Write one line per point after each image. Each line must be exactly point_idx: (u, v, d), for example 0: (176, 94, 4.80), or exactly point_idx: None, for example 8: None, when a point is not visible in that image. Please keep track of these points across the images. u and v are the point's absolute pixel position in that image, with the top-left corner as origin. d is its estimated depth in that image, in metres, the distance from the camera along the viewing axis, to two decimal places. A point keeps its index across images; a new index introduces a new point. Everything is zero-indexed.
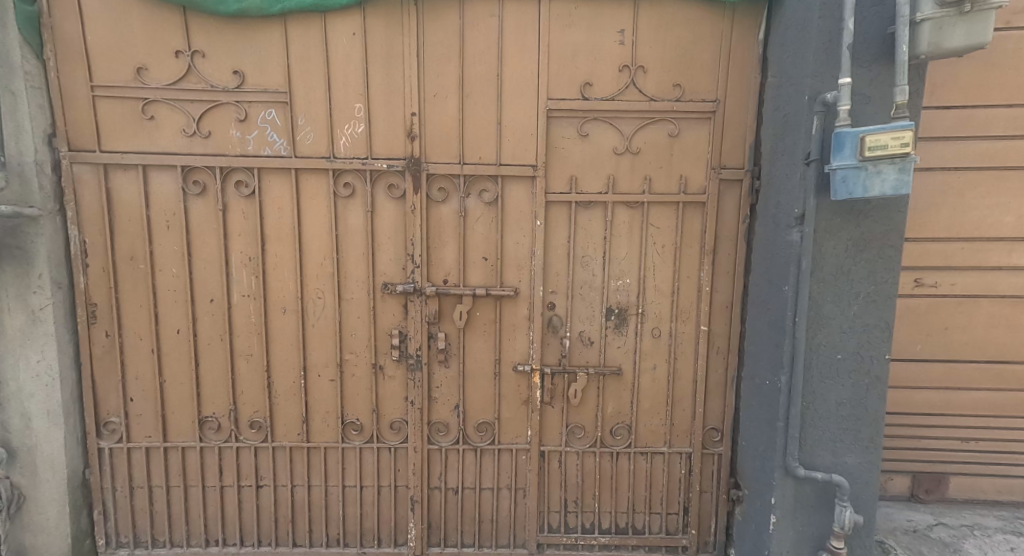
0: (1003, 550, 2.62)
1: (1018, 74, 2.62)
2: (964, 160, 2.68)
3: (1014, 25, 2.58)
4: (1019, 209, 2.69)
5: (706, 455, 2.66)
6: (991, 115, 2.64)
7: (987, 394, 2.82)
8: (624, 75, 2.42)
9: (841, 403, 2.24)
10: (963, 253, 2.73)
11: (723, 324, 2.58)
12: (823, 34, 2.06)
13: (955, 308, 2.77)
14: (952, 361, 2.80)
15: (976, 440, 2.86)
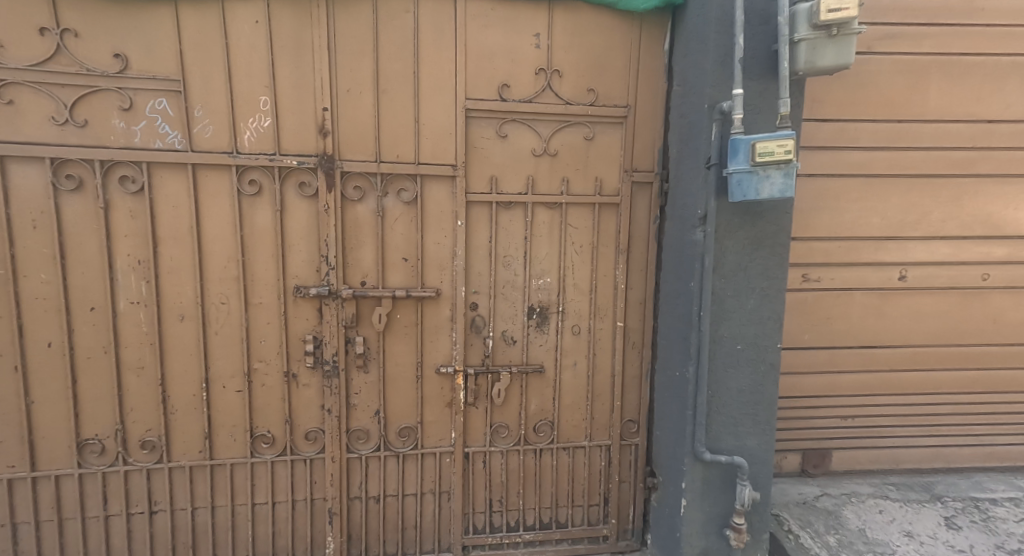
0: (873, 512, 2.96)
1: (880, 93, 2.98)
2: (839, 168, 3.01)
3: (875, 50, 2.94)
4: (884, 211, 3.06)
5: (625, 446, 2.77)
6: (861, 128, 2.99)
7: (861, 376, 3.19)
8: (541, 78, 2.47)
9: (742, 390, 2.44)
10: (840, 252, 3.07)
11: (637, 320, 2.70)
12: (719, 48, 2.25)
13: (835, 301, 3.11)
14: (833, 347, 3.15)
15: (853, 417, 3.22)
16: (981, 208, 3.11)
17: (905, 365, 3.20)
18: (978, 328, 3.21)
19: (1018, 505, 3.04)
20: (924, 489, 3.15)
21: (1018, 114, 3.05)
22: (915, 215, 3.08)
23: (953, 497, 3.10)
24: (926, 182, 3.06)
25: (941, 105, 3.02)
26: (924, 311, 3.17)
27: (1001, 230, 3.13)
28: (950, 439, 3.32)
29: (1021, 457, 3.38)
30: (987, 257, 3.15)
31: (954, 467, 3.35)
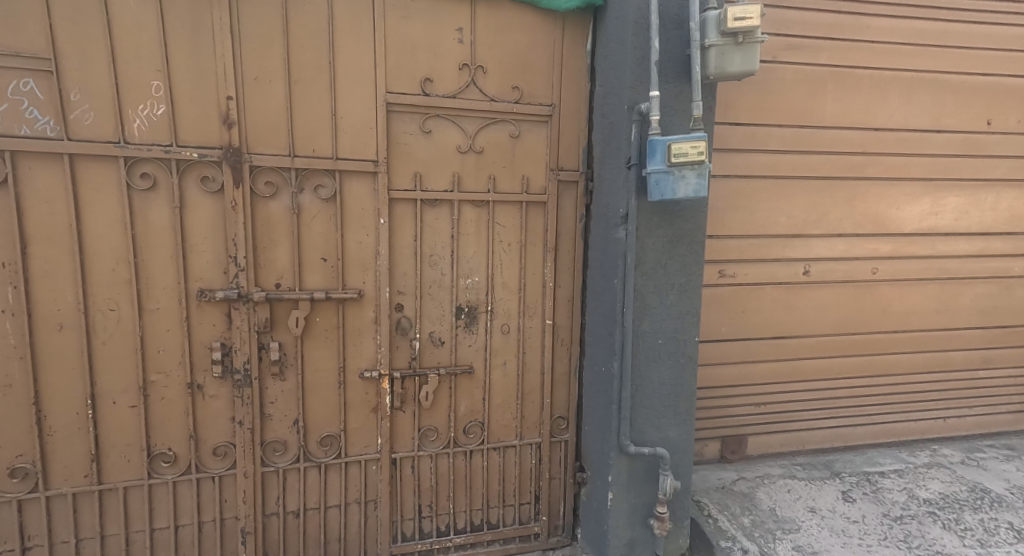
0: (783, 491, 3.17)
1: (784, 100, 3.20)
2: (750, 169, 3.21)
3: (779, 60, 3.16)
4: (789, 211, 3.29)
5: (555, 443, 2.78)
6: (768, 132, 3.19)
7: (772, 364, 3.41)
8: (464, 73, 2.43)
9: (663, 383, 2.54)
10: (752, 249, 3.27)
11: (565, 317, 2.73)
12: (637, 50, 2.31)
13: (747, 295, 3.31)
14: (746, 338, 3.35)
15: (765, 403, 3.45)
16: (869, 208, 3.42)
17: (808, 353, 3.47)
18: (868, 317, 3.54)
19: (902, 475, 3.39)
20: (826, 467, 3.43)
21: (899, 123, 3.39)
22: (816, 215, 3.34)
23: (850, 473, 3.39)
24: (824, 184, 3.33)
25: (836, 113, 3.29)
26: (824, 302, 3.44)
27: (886, 228, 3.47)
28: (847, 419, 3.63)
29: (905, 432, 3.75)
30: (875, 253, 3.48)
31: (851, 445, 3.66)
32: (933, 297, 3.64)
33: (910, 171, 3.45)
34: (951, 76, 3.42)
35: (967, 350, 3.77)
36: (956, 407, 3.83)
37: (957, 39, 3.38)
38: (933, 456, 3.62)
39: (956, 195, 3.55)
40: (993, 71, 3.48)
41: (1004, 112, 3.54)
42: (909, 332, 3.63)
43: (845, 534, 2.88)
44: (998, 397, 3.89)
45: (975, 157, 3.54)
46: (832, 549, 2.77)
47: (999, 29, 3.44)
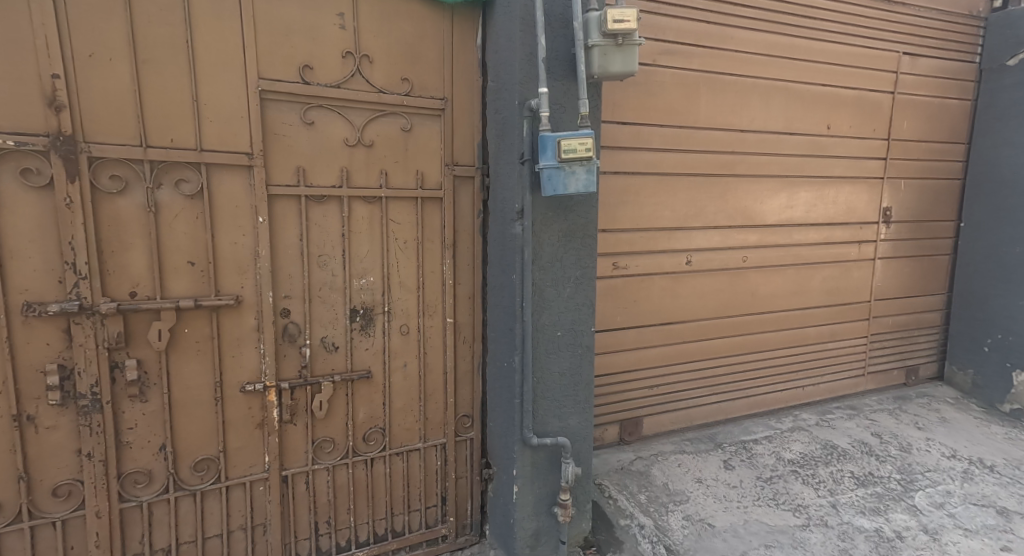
0: (675, 466, 3.39)
1: (665, 101, 3.40)
2: (637, 166, 3.38)
3: (659, 64, 3.35)
4: (671, 205, 3.52)
5: (460, 441, 2.75)
6: (652, 131, 3.38)
7: (661, 349, 3.64)
8: (348, 62, 2.31)
9: (563, 373, 2.60)
10: (641, 241, 3.45)
11: (467, 315, 2.70)
12: (525, 47, 2.32)
13: (638, 285, 3.49)
14: (639, 326, 3.54)
15: (657, 385, 3.66)
16: (739, 202, 3.74)
17: (692, 336, 3.74)
18: (741, 301, 3.88)
19: (772, 440, 3.76)
20: (710, 440, 3.71)
21: (760, 125, 3.74)
22: (694, 208, 3.60)
23: (730, 443, 3.70)
24: (701, 180, 3.59)
25: (710, 114, 3.55)
26: (704, 289, 3.73)
27: (753, 219, 3.81)
28: (727, 395, 3.96)
29: (774, 402, 4.17)
30: (744, 243, 3.82)
31: (731, 418, 4.00)
32: (792, 281, 4.06)
33: (771, 168, 3.83)
34: (800, 84, 3.83)
35: (819, 326, 4.26)
36: (813, 376, 4.32)
37: (803, 52, 3.79)
38: (795, 421, 4.06)
39: (808, 189, 4.00)
40: (832, 82, 3.95)
41: (841, 117, 4.03)
42: (774, 313, 4.04)
43: (726, 499, 3.15)
44: (845, 365, 4.45)
45: (820, 156, 4.00)
46: (716, 515, 3.02)
47: (835, 45, 3.91)
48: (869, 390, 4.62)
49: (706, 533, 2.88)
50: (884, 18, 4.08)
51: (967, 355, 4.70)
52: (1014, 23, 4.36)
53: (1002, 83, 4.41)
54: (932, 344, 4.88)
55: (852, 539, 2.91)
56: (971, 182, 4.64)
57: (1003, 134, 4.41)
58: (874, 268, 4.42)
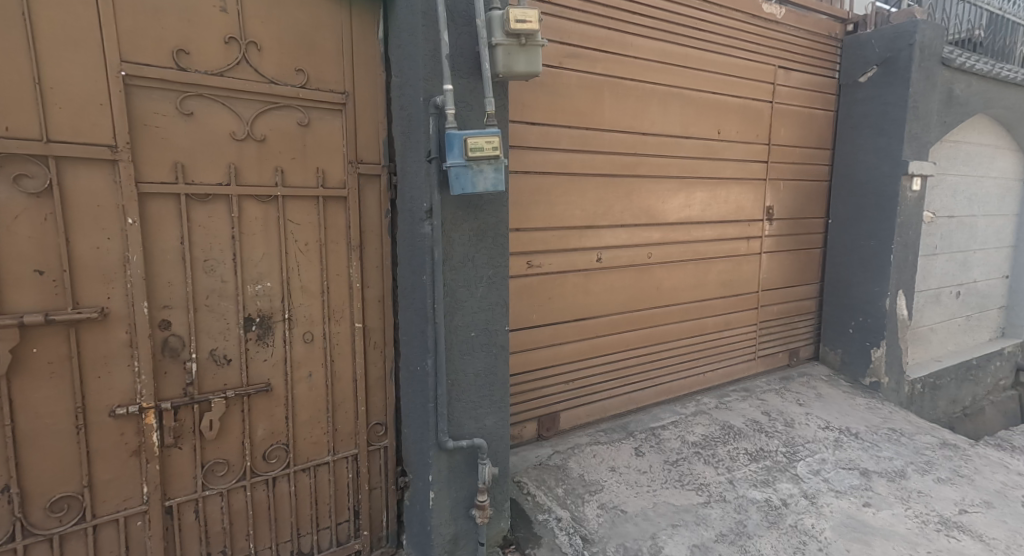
0: (590, 458, 3.47)
1: (572, 103, 3.48)
2: (548, 166, 3.42)
3: (565, 66, 3.41)
4: (581, 204, 3.60)
5: (372, 451, 2.64)
6: (560, 132, 3.44)
7: (575, 344, 3.72)
8: (232, 48, 2.13)
9: (478, 374, 2.60)
10: (553, 239, 3.50)
11: (377, 319, 2.60)
12: (428, 42, 2.27)
13: (551, 283, 3.55)
14: (554, 323, 3.59)
15: (572, 380, 3.74)
16: (644, 201, 3.91)
17: (603, 331, 3.85)
18: (647, 296, 4.06)
19: (678, 425, 3.97)
20: (622, 429, 3.85)
21: (660, 128, 3.92)
22: (603, 208, 3.71)
23: (640, 430, 3.85)
24: (607, 179, 3.71)
25: (614, 117, 3.68)
26: (613, 285, 3.86)
27: (656, 218, 4.00)
28: (637, 386, 4.12)
29: (678, 389, 4.41)
30: (649, 240, 3.99)
31: (640, 407, 4.16)
32: (692, 275, 4.31)
33: (671, 169, 4.04)
34: (694, 91, 4.08)
35: (716, 316, 4.55)
36: (712, 363, 4.61)
37: (695, 61, 4.03)
38: (697, 405, 4.31)
39: (703, 189, 4.26)
40: (721, 90, 4.23)
41: (730, 123, 4.33)
42: (677, 305, 4.27)
43: (637, 485, 3.28)
44: (739, 351, 4.79)
45: (713, 159, 4.28)
46: (628, 501, 3.13)
47: (722, 56, 4.19)
48: (761, 373, 5.01)
49: (619, 519, 2.98)
50: (763, 34, 4.44)
51: (837, 337, 5.23)
52: (861, 47, 4.91)
53: (856, 97, 4.98)
54: (811, 329, 5.37)
55: (746, 511, 3.15)
56: (837, 183, 5.17)
57: (860, 142, 4.98)
58: (762, 261, 4.80)
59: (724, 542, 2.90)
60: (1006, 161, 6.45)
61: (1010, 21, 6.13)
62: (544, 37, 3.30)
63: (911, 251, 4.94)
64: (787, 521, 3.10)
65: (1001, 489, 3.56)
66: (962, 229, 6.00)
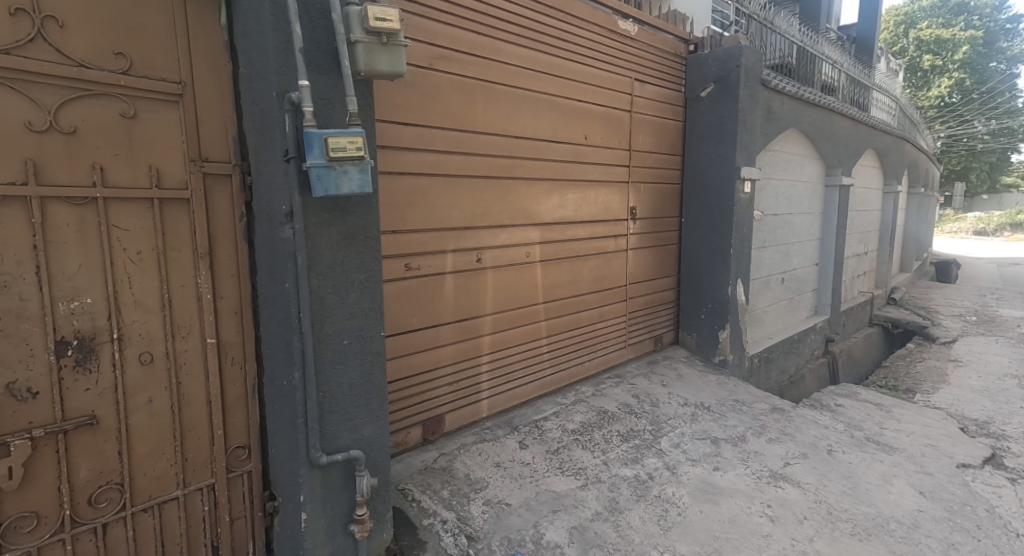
0: (476, 457, 3.47)
1: (444, 105, 3.45)
2: (423, 167, 3.36)
3: (436, 68, 3.37)
4: (458, 205, 3.59)
5: (233, 478, 2.40)
6: (434, 133, 3.39)
7: (458, 346, 3.70)
8: (23, 22, 1.80)
9: (352, 384, 2.49)
10: (431, 241, 3.45)
11: (234, 332, 2.37)
12: (279, 33, 2.11)
13: (432, 285, 3.49)
14: (435, 326, 3.54)
15: (456, 381, 3.72)
16: (519, 202, 3.99)
17: (485, 331, 3.87)
18: (526, 294, 4.15)
19: (559, 415, 4.11)
20: (507, 424, 3.90)
21: (531, 132, 4.03)
22: (480, 209, 3.73)
23: (524, 424, 3.93)
24: (483, 181, 3.73)
25: (487, 120, 3.71)
26: (493, 285, 3.89)
27: (532, 218, 4.11)
28: (520, 382, 4.19)
29: (559, 381, 4.56)
30: (526, 239, 4.09)
31: (524, 402, 4.25)
32: (567, 272, 4.49)
33: (544, 171, 4.16)
34: (561, 98, 4.24)
35: (590, 310, 4.78)
36: (588, 353, 4.82)
37: (560, 69, 4.20)
38: (576, 395, 4.49)
39: (574, 191, 4.45)
40: (586, 98, 4.45)
41: (595, 129, 4.57)
42: (554, 302, 4.41)
43: (520, 477, 3.35)
44: (613, 342, 5.08)
45: (581, 163, 4.48)
46: (511, 494, 3.18)
47: (585, 67, 4.42)
48: (631, 360, 5.35)
49: (503, 513, 3.01)
50: (619, 48, 4.75)
51: (693, 323, 5.76)
52: (700, 65, 5.44)
53: (698, 110, 5.51)
54: (673, 317, 5.85)
55: (618, 488, 3.35)
56: (687, 185, 5.68)
57: (703, 149, 5.52)
58: (628, 257, 5.14)
59: (599, 520, 3.05)
60: (814, 168, 7.57)
61: (812, 51, 7.21)
62: (413, 37, 3.22)
63: (746, 244, 5.60)
64: (652, 492, 3.36)
65: (814, 441, 4.14)
66: (784, 226, 6.93)
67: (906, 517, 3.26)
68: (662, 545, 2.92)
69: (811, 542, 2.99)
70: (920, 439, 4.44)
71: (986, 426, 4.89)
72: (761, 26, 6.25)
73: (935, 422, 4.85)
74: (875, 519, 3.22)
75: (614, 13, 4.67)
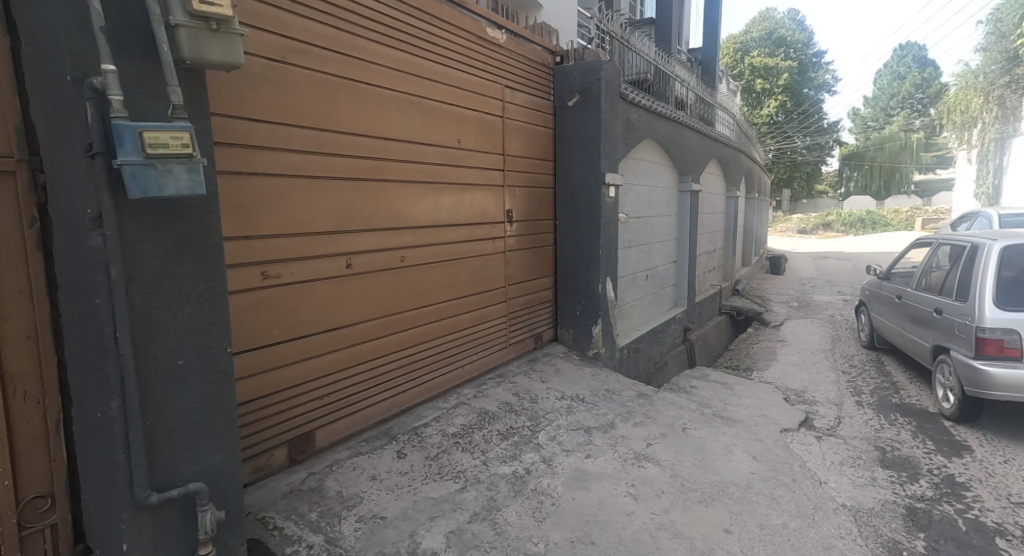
0: (349, 472, 3.29)
1: (301, 102, 3.22)
2: (279, 168, 3.12)
3: (289, 61, 3.13)
4: (322, 208, 3.38)
5: (30, 534, 2.03)
6: (289, 132, 3.16)
7: (327, 357, 3.48)
8: None
9: (191, 409, 2.22)
10: (291, 247, 3.20)
11: (28, 360, 2.01)
12: (70, 5, 1.82)
13: (294, 294, 3.25)
14: (301, 337, 3.30)
15: (327, 394, 3.50)
16: (391, 205, 3.86)
17: (358, 339, 3.69)
18: (402, 299, 4.03)
19: (439, 420, 4.04)
20: (384, 434, 3.75)
21: (401, 134, 3.91)
22: (348, 212, 3.54)
23: (402, 432, 3.81)
24: (350, 183, 3.55)
25: (351, 120, 3.53)
26: (365, 291, 3.72)
27: (406, 221, 4.00)
28: (398, 389, 4.05)
29: (441, 385, 4.48)
30: (400, 243, 3.96)
31: (404, 409, 4.11)
32: (444, 276, 4.43)
33: (417, 174, 4.07)
34: (431, 101, 4.18)
35: (470, 312, 4.77)
36: (470, 355, 4.81)
37: (429, 72, 4.14)
38: (458, 397, 4.45)
39: (449, 195, 4.41)
40: (456, 102, 4.43)
41: (467, 133, 4.58)
42: (432, 306, 4.33)
43: (397, 488, 3.23)
44: (493, 342, 5.11)
45: (455, 167, 4.46)
46: (387, 507, 3.05)
47: (454, 72, 4.40)
48: (513, 359, 5.43)
49: (378, 527, 2.88)
50: (488, 54, 4.80)
51: (569, 319, 5.98)
52: (566, 76, 5.70)
53: (566, 118, 5.77)
54: (551, 315, 6.03)
55: (495, 487, 3.36)
56: (559, 190, 5.90)
57: (572, 156, 5.78)
58: (506, 259, 5.20)
59: (476, 521, 3.04)
60: (668, 175, 8.29)
61: (665, 70, 7.89)
62: (260, 27, 2.98)
63: (613, 244, 5.95)
64: (529, 486, 3.42)
65: (672, 421, 4.51)
66: (645, 227, 7.49)
67: (742, 479, 3.66)
68: (537, 536, 2.97)
69: (668, 513, 3.23)
70: (755, 411, 5.03)
71: (803, 394, 5.67)
72: (620, 43, 6.70)
73: (766, 395, 5.52)
74: (718, 484, 3.57)
75: (481, 21, 4.71)
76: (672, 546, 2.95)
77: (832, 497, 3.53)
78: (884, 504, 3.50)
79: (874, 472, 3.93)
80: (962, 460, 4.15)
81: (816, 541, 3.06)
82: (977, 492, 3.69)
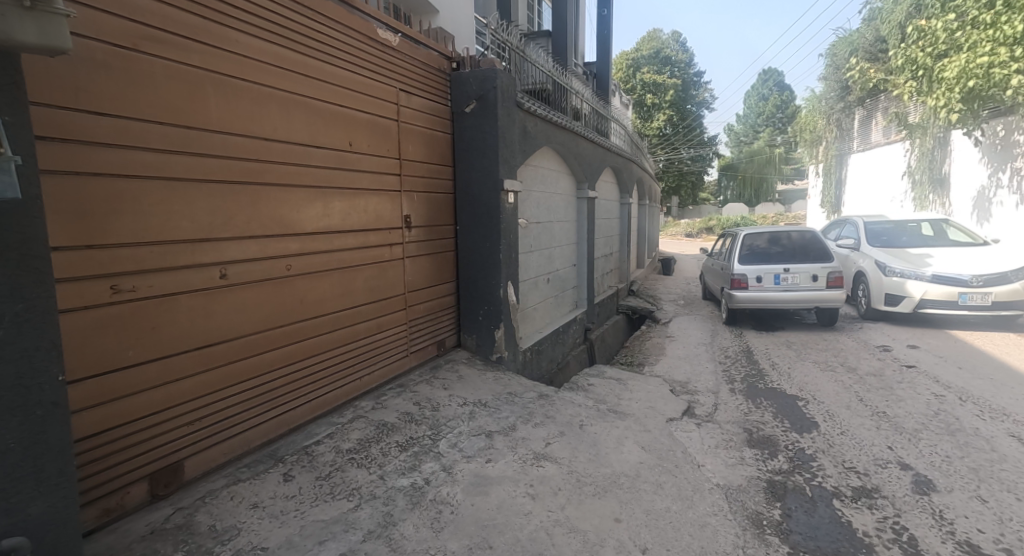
0: (225, 502, 2.99)
1: (160, 95, 2.89)
2: (132, 168, 2.77)
3: (143, 49, 2.80)
4: (188, 214, 3.05)
5: None
6: (144, 127, 2.82)
7: (198, 378, 3.14)
8: None
9: (6, 450, 1.89)
10: (150, 257, 2.86)
11: None
12: None
13: (154, 309, 2.90)
14: (164, 357, 2.95)
15: (199, 419, 3.16)
16: (272, 210, 3.58)
17: (236, 356, 3.37)
18: (288, 311, 3.75)
19: (333, 436, 3.81)
20: (268, 457, 3.46)
21: (284, 135, 3.65)
22: (220, 217, 3.23)
23: (290, 453, 3.54)
24: (223, 187, 3.24)
25: (223, 118, 3.22)
26: (243, 303, 3.41)
27: (291, 227, 3.73)
28: (285, 407, 3.77)
29: (335, 399, 4.23)
30: (285, 251, 3.69)
31: (293, 428, 3.83)
32: (336, 284, 4.20)
33: (303, 178, 3.82)
34: (318, 101, 3.94)
35: (367, 321, 4.56)
36: (367, 365, 4.59)
37: (315, 71, 3.91)
38: (354, 411, 4.23)
39: (340, 200, 4.19)
40: (346, 103, 4.23)
41: (360, 136, 4.38)
42: (324, 316, 4.08)
43: (282, 514, 2.99)
44: (393, 351, 4.93)
45: (347, 170, 4.24)
46: (269, 536, 2.80)
47: (344, 72, 4.20)
48: (415, 368, 5.27)
49: None
50: (379, 55, 4.64)
51: (472, 324, 5.94)
52: (462, 83, 5.67)
53: (462, 123, 5.74)
54: (454, 321, 5.95)
55: (393, 501, 3.22)
56: (459, 195, 5.85)
57: (470, 162, 5.74)
58: (405, 265, 5.04)
59: (371, 540, 2.88)
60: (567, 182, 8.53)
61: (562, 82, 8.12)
62: (104, 9, 2.64)
63: (512, 249, 5.99)
64: (427, 497, 3.31)
65: (570, 419, 4.60)
66: (545, 232, 7.64)
67: (632, 469, 3.81)
68: (433, 548, 2.88)
69: (563, 510, 3.27)
70: (645, 403, 5.28)
71: (687, 385, 6.07)
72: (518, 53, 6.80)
73: (655, 388, 5.83)
74: (610, 476, 3.70)
75: (371, 21, 4.55)
76: (566, 541, 2.99)
77: (708, 478, 3.79)
78: (751, 480, 3.81)
79: (743, 451, 4.28)
80: (809, 434, 4.62)
81: (693, 520, 3.25)
82: (821, 461, 4.12)
